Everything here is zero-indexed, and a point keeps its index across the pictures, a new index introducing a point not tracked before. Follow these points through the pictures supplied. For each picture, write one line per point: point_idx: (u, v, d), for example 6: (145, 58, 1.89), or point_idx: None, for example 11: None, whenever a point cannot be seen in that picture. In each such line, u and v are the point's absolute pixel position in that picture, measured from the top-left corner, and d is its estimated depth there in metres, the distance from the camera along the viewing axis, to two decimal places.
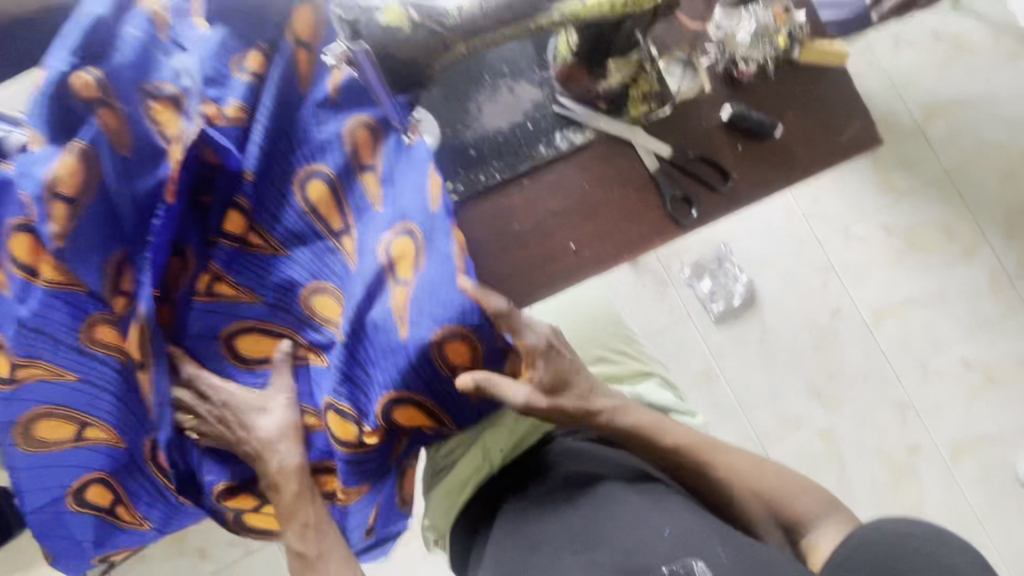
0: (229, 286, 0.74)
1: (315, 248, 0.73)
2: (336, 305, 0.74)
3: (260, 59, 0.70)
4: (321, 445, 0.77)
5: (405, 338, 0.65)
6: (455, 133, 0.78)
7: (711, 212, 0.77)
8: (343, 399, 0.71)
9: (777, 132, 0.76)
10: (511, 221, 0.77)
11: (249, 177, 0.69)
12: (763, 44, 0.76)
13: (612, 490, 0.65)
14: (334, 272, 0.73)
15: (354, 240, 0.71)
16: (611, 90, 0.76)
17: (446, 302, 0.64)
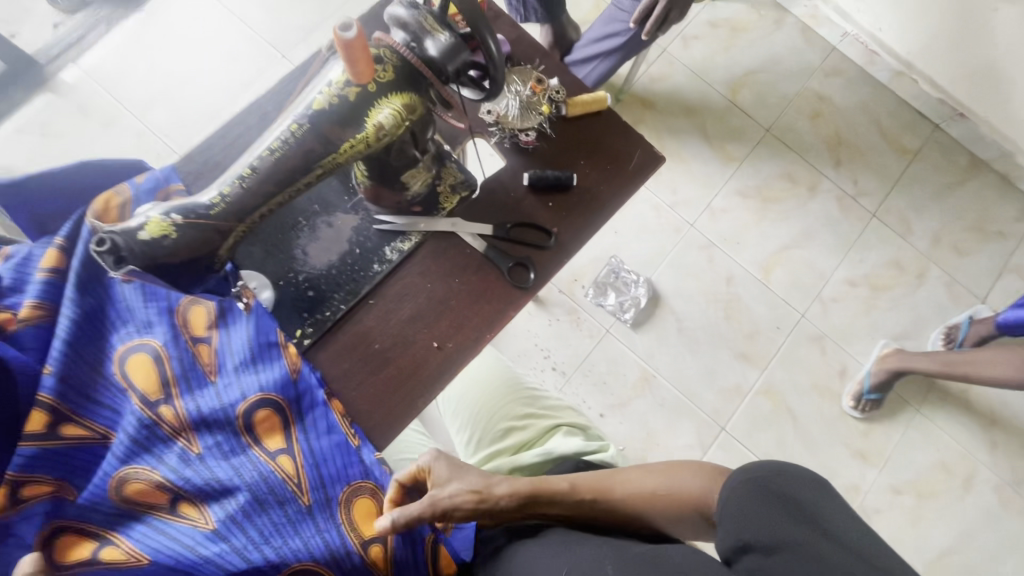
0: (40, 486, 0.60)
1: (142, 432, 0.66)
2: (154, 489, 0.64)
3: (54, 257, 0.69)
4: None
5: (306, 504, 0.68)
6: (290, 281, 0.79)
7: (548, 267, 0.83)
8: None
9: (574, 180, 0.84)
10: (371, 342, 0.79)
11: (48, 371, 0.63)
12: (532, 114, 0.84)
13: (521, 553, 0.67)
14: (166, 460, 0.66)
15: (186, 414, 0.68)
16: (419, 194, 0.81)
17: (345, 464, 0.71)
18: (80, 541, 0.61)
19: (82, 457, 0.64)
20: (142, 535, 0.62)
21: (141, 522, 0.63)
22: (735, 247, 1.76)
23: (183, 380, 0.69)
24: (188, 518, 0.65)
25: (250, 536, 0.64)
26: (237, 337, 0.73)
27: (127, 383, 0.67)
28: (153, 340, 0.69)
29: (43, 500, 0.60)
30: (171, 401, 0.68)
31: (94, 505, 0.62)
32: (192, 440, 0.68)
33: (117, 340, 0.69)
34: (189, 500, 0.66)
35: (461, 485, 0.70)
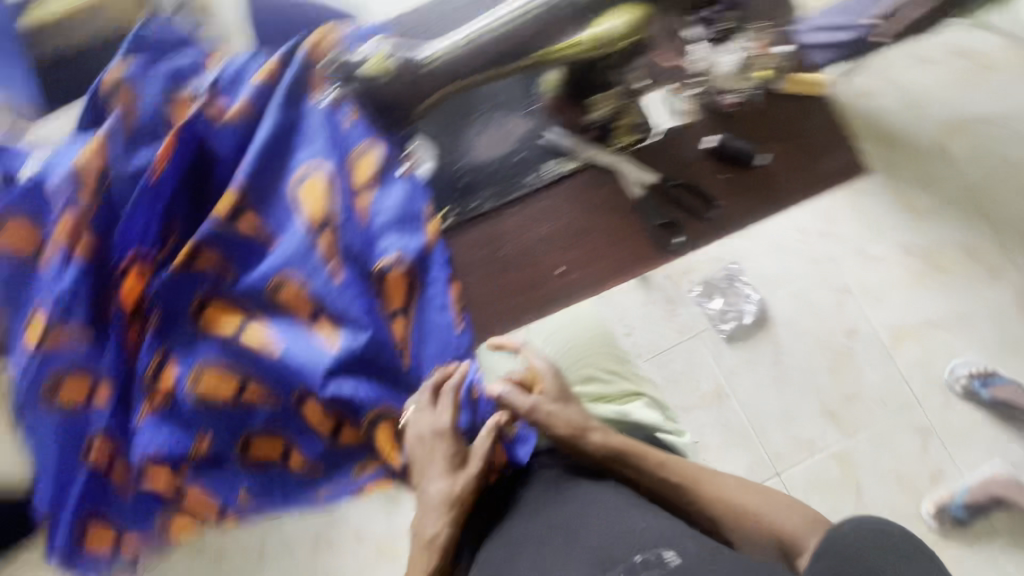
0: (209, 259, 0.73)
1: (297, 246, 0.73)
2: (299, 297, 0.73)
3: (269, 70, 0.76)
4: (262, 418, 0.73)
5: (406, 364, 0.75)
6: (448, 163, 0.82)
7: (698, 237, 0.83)
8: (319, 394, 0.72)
9: (760, 161, 0.80)
10: (502, 246, 0.82)
11: (242, 168, 0.74)
12: (744, 78, 0.79)
13: (592, 493, 0.63)
14: (313, 277, 0.73)
15: (335, 243, 0.74)
16: (597, 121, 0.76)
17: (446, 346, 0.76)
18: (230, 315, 0.73)
19: (250, 248, 0.74)
20: (280, 333, 0.72)
21: (281, 320, 0.73)
22: None
23: (342, 215, 0.75)
24: (317, 333, 0.73)
25: (357, 373, 0.73)
26: (392, 197, 0.78)
27: (298, 200, 0.74)
28: (325, 169, 0.76)
29: (210, 271, 0.73)
30: (328, 233, 0.74)
31: (251, 292, 0.73)
32: (337, 269, 0.73)
33: (298, 162, 0.76)
34: (323, 319, 0.73)
35: (562, 412, 0.68)
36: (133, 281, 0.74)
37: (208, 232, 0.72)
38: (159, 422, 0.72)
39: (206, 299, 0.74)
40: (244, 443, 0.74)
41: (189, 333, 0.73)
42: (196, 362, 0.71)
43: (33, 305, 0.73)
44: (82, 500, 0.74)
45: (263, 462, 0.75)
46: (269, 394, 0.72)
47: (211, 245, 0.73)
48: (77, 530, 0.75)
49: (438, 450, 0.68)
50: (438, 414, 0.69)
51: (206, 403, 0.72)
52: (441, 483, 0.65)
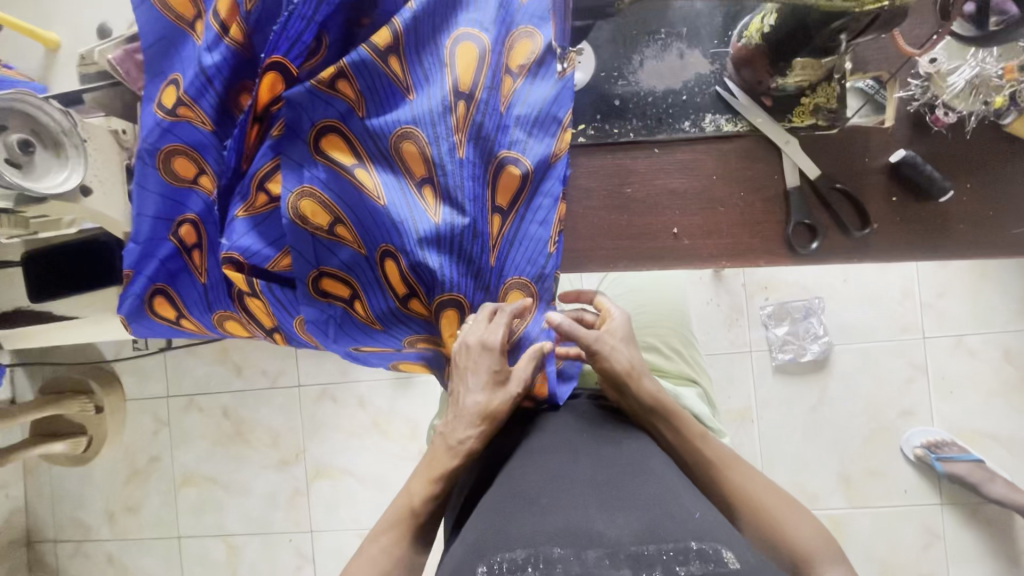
0: (350, 87, 0.70)
1: (435, 107, 0.70)
2: (419, 157, 0.71)
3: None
4: (343, 258, 0.73)
5: (492, 263, 0.74)
6: (607, 78, 0.76)
7: (833, 253, 0.72)
8: (404, 259, 0.71)
9: (943, 197, 0.69)
10: (626, 183, 0.76)
11: (411, 5, 0.69)
12: (975, 98, 0.66)
13: (645, 462, 0.61)
14: (438, 142, 0.70)
15: (470, 118, 0.71)
16: (782, 90, 0.70)
17: (533, 260, 0.75)
18: (347, 149, 0.71)
19: (388, 91, 0.71)
20: (390, 187, 0.71)
21: (393, 173, 0.72)
22: (943, 394, 1.59)
23: (488, 90, 0.72)
24: (421, 199, 0.71)
25: (443, 255, 0.71)
26: (538, 91, 0.75)
27: (450, 60, 0.71)
28: (485, 38, 0.72)
29: (345, 99, 0.70)
30: (467, 104, 0.71)
31: (376, 136, 0.71)
32: (462, 143, 0.71)
33: (462, 22, 0.72)
34: (430, 188, 0.72)
35: (624, 351, 0.69)
36: (272, 80, 0.70)
37: (358, 60, 0.69)
38: (250, 227, 0.74)
39: (329, 126, 0.71)
40: (316, 278, 0.74)
41: (303, 153, 0.71)
42: (307, 183, 0.70)
43: (174, 74, 0.76)
44: (169, 266, 0.82)
45: (330, 300, 0.75)
46: (358, 239, 0.72)
47: (354, 73, 0.69)
48: (148, 292, 0.83)
49: (483, 361, 0.66)
50: (490, 330, 0.68)
51: (301, 226, 0.71)
52: (479, 394, 0.65)
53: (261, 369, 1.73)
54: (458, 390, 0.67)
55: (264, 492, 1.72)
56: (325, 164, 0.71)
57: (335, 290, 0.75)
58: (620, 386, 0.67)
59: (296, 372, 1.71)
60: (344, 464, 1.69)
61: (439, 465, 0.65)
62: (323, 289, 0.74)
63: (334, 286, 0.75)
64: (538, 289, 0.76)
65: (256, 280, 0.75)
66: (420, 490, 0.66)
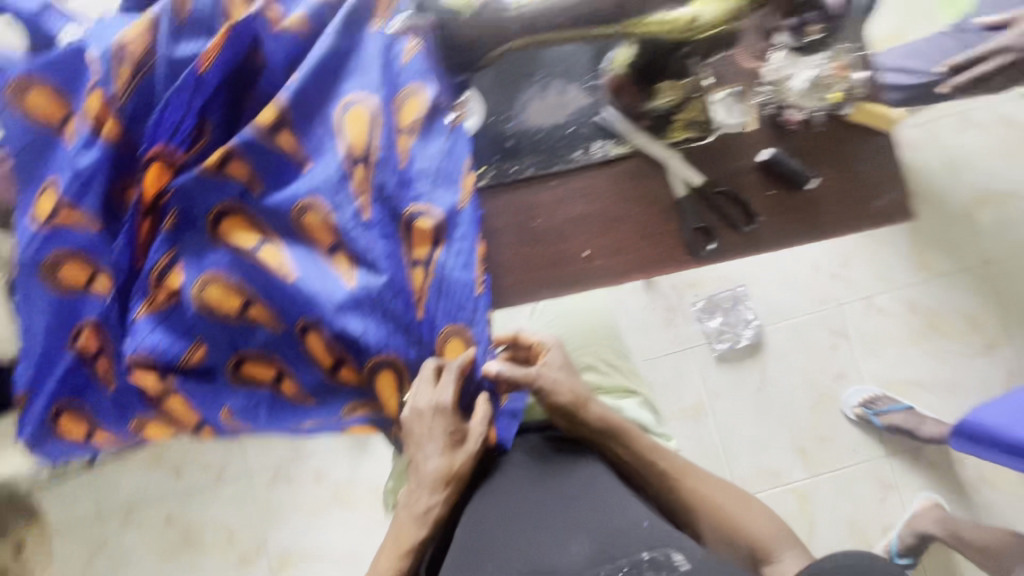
0: (241, 168, 0.70)
1: (332, 176, 0.71)
2: (325, 226, 0.71)
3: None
4: (261, 339, 0.72)
5: (420, 316, 0.73)
6: (497, 121, 0.79)
7: (730, 251, 0.78)
8: (326, 329, 0.71)
9: (810, 184, 0.77)
10: (532, 217, 0.79)
11: (292, 82, 0.71)
12: (815, 95, 0.76)
13: (596, 484, 0.64)
14: (341, 209, 0.72)
15: (369, 180, 0.73)
16: (657, 109, 0.76)
17: (462, 305, 0.73)
18: (248, 230, 0.71)
19: (282, 165, 0.72)
20: (300, 261, 0.71)
21: (301, 246, 0.72)
22: (866, 352, 1.71)
23: (383, 151, 0.74)
24: (335, 266, 0.72)
25: (365, 317, 0.71)
26: (435, 143, 0.75)
27: (340, 128, 0.73)
28: (372, 101, 0.74)
29: (237, 180, 0.70)
30: (364, 168, 0.73)
31: (277, 212, 0.71)
32: (366, 206, 0.72)
33: (347, 88, 0.74)
34: (342, 254, 0.72)
35: (566, 381, 0.69)
36: (156, 172, 0.70)
37: (243, 140, 0.69)
38: (154, 325, 0.70)
39: (226, 209, 0.70)
40: (237, 362, 0.73)
41: (201, 240, 0.70)
42: (207, 269, 0.69)
43: (49, 179, 0.72)
44: (70, 381, 0.75)
45: (255, 384, 0.74)
46: (274, 317, 0.71)
47: (242, 153, 0.69)
48: (51, 412, 0.75)
49: (439, 424, 0.67)
50: (440, 392, 0.68)
51: (208, 315, 0.70)
52: (438, 459, 0.66)
53: (203, 464, 1.61)
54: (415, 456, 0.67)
55: None
56: (228, 248, 0.70)
57: (263, 371, 0.74)
58: (569, 416, 0.68)
59: (243, 458, 1.60)
60: (312, 544, 1.59)
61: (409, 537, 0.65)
62: (243, 378, 0.74)
63: (256, 369, 0.74)
64: (476, 331, 0.73)
65: (169, 377, 0.72)
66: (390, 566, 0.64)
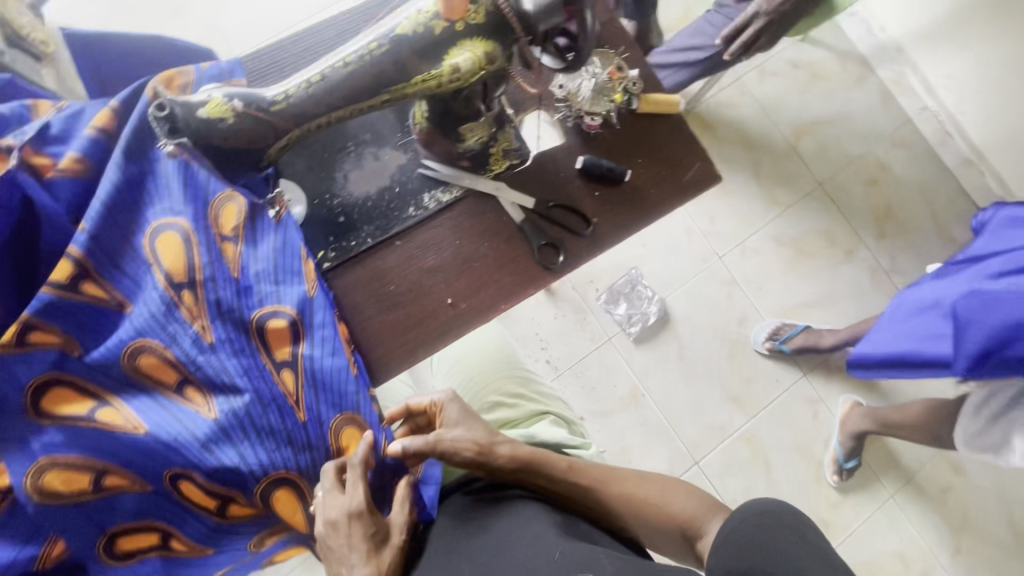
0: (47, 334, 0.62)
1: (156, 311, 0.65)
2: (166, 364, 0.65)
3: (108, 115, 0.70)
4: (130, 506, 0.64)
5: (302, 418, 0.68)
6: (322, 203, 0.79)
7: (579, 256, 0.82)
8: (199, 473, 0.65)
9: (626, 177, 0.82)
10: (386, 282, 0.78)
11: (82, 228, 0.64)
12: (604, 100, 0.82)
13: (513, 527, 0.62)
14: (179, 342, 0.66)
15: (202, 301, 0.67)
16: (471, 149, 0.80)
17: (340, 393, 0.69)
18: (76, 397, 0.63)
19: (96, 315, 0.65)
20: (148, 410, 0.64)
21: (144, 394, 0.65)
22: (757, 291, 1.83)
23: (208, 266, 0.68)
24: (189, 402, 0.66)
25: (240, 446, 0.65)
26: (264, 243, 0.72)
27: (153, 257, 0.67)
28: (182, 219, 0.69)
29: (48, 347, 0.62)
30: (193, 290, 0.67)
31: (106, 367, 0.64)
32: (206, 327, 0.66)
33: (151, 214, 0.69)
34: (194, 387, 0.66)
35: (466, 434, 0.67)
36: None
37: (39, 305, 0.61)
38: None
39: (44, 382, 0.62)
40: (109, 540, 0.64)
41: (26, 427, 0.61)
42: (41, 455, 0.61)
43: None
44: None
45: (138, 556, 0.65)
46: (135, 481, 0.64)
47: (43, 319, 0.62)
48: None
49: (357, 530, 0.62)
50: (349, 495, 0.64)
51: (57, 501, 0.61)
52: (364, 567, 0.61)
53: None
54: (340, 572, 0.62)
55: None
56: (57, 425, 0.62)
57: (141, 543, 0.65)
58: (481, 466, 0.67)
59: None
60: None
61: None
62: (120, 552, 0.65)
63: (132, 540, 0.65)
64: (365, 414, 0.70)
65: None
66: None
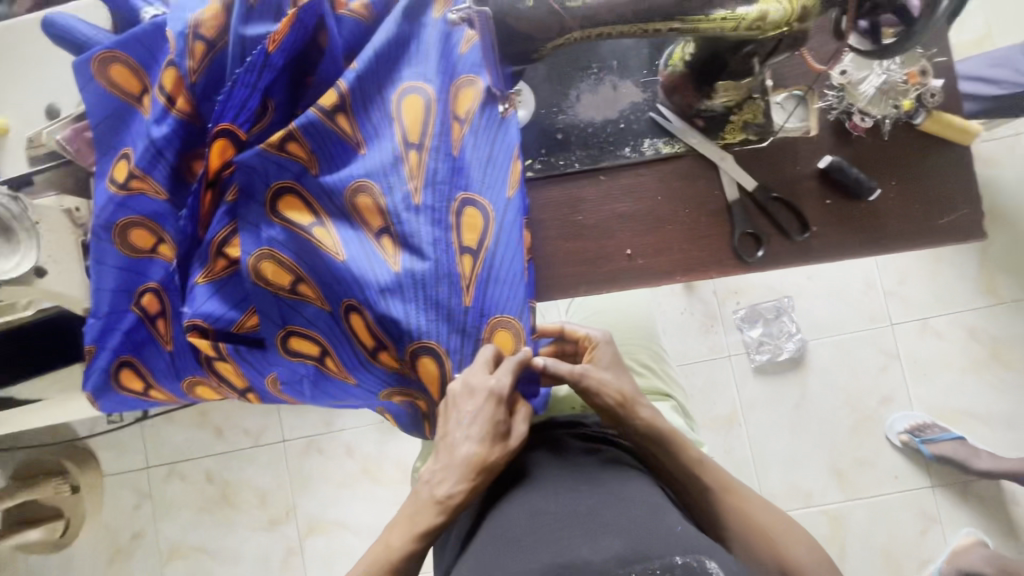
0: (300, 148, 0.71)
1: (386, 160, 0.72)
2: (375, 209, 0.72)
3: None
4: (310, 315, 0.74)
5: (465, 303, 0.71)
6: (548, 114, 0.79)
7: (779, 259, 0.76)
8: (369, 310, 0.72)
9: (872, 196, 0.73)
10: (577, 213, 0.78)
11: (353, 66, 0.71)
12: (886, 102, 0.72)
13: (630, 488, 0.63)
14: (392, 193, 0.72)
15: (423, 165, 0.72)
16: (712, 110, 0.74)
17: (507, 296, 0.72)
18: (303, 208, 0.73)
19: (337, 146, 0.73)
20: (350, 241, 0.72)
21: (352, 227, 0.73)
22: (918, 376, 1.63)
23: (437, 136, 0.73)
24: (382, 249, 0.72)
25: (407, 302, 0.71)
26: (486, 135, 0.75)
27: (398, 113, 0.73)
28: (430, 89, 0.74)
29: (297, 160, 0.72)
30: (418, 154, 0.73)
31: (331, 194, 0.72)
32: (417, 190, 0.72)
33: (405, 75, 0.74)
34: (388, 238, 0.72)
35: (612, 380, 0.68)
36: (221, 146, 0.72)
37: (305, 122, 0.71)
38: (212, 292, 0.74)
39: (285, 188, 0.73)
40: (285, 336, 0.75)
41: (260, 219, 0.72)
42: (265, 244, 0.72)
43: (125, 149, 0.77)
44: (131, 337, 0.81)
45: (300, 358, 0.76)
46: (323, 295, 0.74)
47: (302, 133, 0.71)
48: (114, 365, 0.82)
49: (484, 411, 0.63)
50: (496, 379, 0.64)
51: (264, 287, 0.73)
52: (473, 445, 0.62)
53: (243, 429, 1.70)
54: (444, 436, 0.63)
55: (256, 555, 1.67)
56: (283, 225, 0.72)
57: (309, 347, 0.76)
58: (615, 415, 0.67)
59: (280, 427, 1.69)
60: (337, 516, 1.65)
61: (423, 520, 0.62)
62: (292, 347, 0.76)
63: (303, 341, 0.75)
64: (522, 322, 0.71)
65: (222, 343, 0.75)
66: (401, 543, 0.62)
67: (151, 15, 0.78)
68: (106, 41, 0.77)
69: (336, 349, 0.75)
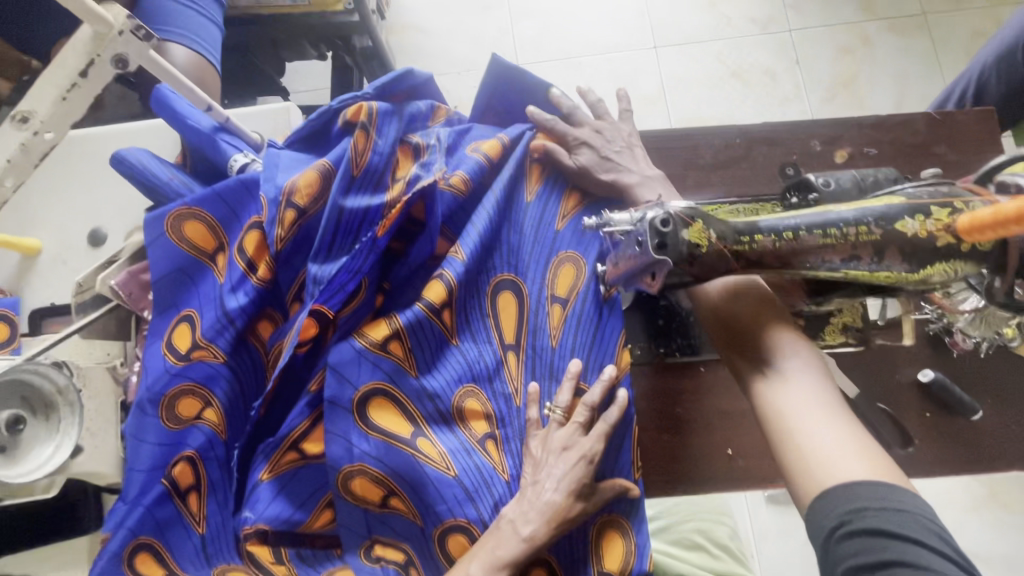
0: (402, 347, 0.66)
1: (488, 359, 0.72)
2: (482, 412, 0.70)
3: (496, 146, 0.77)
4: (395, 526, 0.67)
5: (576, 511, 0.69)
6: (649, 296, 0.76)
7: None
8: (468, 521, 0.66)
9: (975, 416, 0.73)
10: (676, 403, 0.76)
11: (460, 257, 0.70)
12: (987, 327, 0.69)
13: None
14: (498, 395, 0.71)
15: (522, 367, 0.73)
16: (817, 313, 0.73)
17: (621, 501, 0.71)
18: (398, 413, 0.66)
19: (437, 341, 0.69)
20: (452, 448, 0.67)
21: (451, 431, 0.68)
22: None
23: (532, 334, 0.74)
24: (487, 455, 0.68)
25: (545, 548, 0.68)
26: (589, 323, 0.74)
27: (494, 312, 0.73)
28: (526, 289, 0.75)
29: (393, 358, 0.66)
30: (517, 355, 0.73)
31: (433, 396, 0.68)
32: (519, 392, 0.72)
33: (500, 267, 0.75)
34: (494, 443, 0.69)
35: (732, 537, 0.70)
36: (306, 328, 0.64)
37: (411, 318, 0.67)
38: (276, 491, 0.64)
39: (377, 392, 0.65)
40: (368, 546, 0.66)
41: (346, 425, 0.64)
42: (356, 460, 0.63)
43: (188, 309, 0.70)
44: (157, 520, 0.68)
45: (383, 563, 0.65)
46: (414, 510, 0.66)
47: (408, 333, 0.67)
48: (125, 551, 0.66)
49: (575, 471, 0.64)
50: (591, 442, 0.67)
51: (353, 503, 0.65)
52: (559, 497, 0.63)
53: None
54: (533, 478, 0.65)
55: None
56: (370, 437, 0.64)
57: (409, 549, 0.67)
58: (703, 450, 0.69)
59: None
60: None
61: None
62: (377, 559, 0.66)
63: (389, 548, 0.67)
64: (634, 530, 0.70)
65: (283, 548, 0.65)
66: None
67: (240, 165, 0.73)
68: (187, 195, 0.71)
69: (429, 559, 0.67)
